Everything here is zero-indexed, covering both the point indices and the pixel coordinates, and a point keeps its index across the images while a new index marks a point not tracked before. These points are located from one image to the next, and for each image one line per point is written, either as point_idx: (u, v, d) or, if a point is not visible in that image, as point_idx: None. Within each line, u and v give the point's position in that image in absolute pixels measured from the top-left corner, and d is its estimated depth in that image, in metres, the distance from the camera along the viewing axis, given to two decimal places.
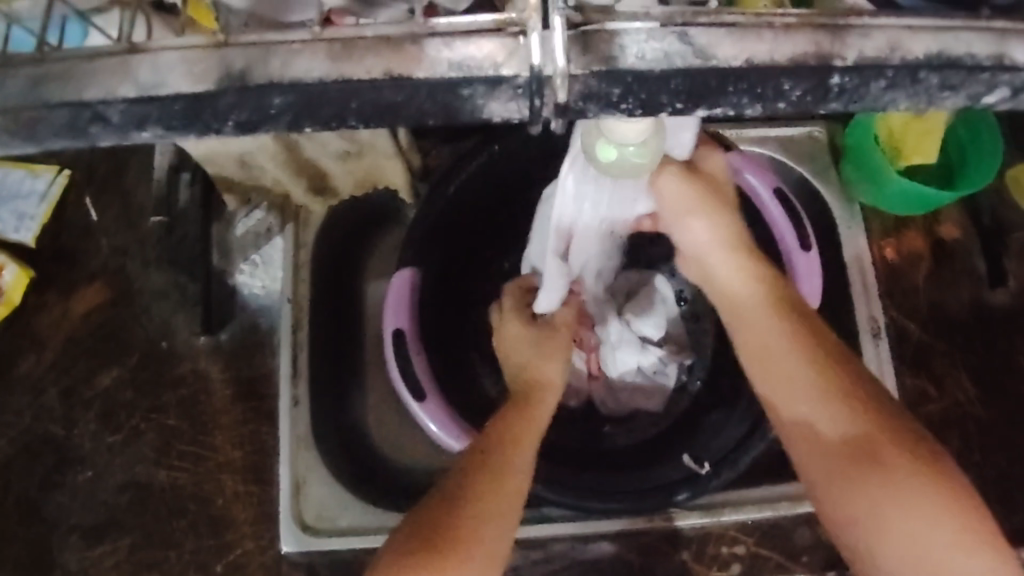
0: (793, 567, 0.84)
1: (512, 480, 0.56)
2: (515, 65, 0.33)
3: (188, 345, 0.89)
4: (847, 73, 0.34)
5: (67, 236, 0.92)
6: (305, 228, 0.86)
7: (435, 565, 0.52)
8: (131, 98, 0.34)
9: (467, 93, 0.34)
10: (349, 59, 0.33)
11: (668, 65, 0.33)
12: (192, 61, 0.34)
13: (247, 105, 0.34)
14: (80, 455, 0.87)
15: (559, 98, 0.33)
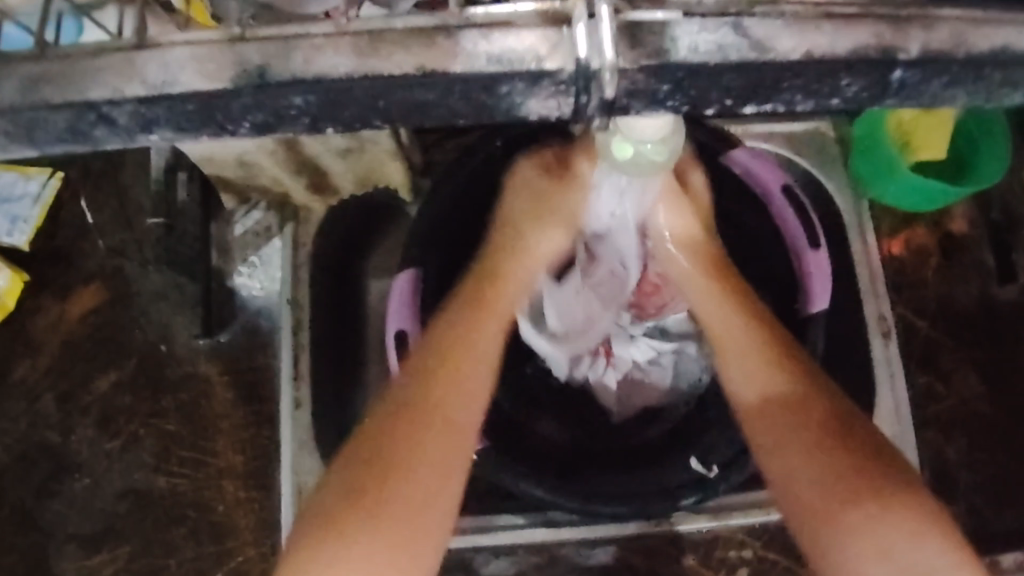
0: (799, 570, 0.82)
1: (463, 375, 0.57)
2: (558, 58, 0.31)
3: (187, 348, 0.87)
4: (910, 68, 0.32)
5: (62, 237, 0.90)
6: (305, 226, 0.85)
7: (377, 489, 0.53)
8: (141, 97, 0.32)
9: (505, 90, 0.32)
10: (376, 54, 0.31)
11: (722, 58, 0.31)
12: (204, 57, 0.32)
13: (262, 108, 0.32)
14: (78, 461, 0.85)
15: (606, 94, 0.31)
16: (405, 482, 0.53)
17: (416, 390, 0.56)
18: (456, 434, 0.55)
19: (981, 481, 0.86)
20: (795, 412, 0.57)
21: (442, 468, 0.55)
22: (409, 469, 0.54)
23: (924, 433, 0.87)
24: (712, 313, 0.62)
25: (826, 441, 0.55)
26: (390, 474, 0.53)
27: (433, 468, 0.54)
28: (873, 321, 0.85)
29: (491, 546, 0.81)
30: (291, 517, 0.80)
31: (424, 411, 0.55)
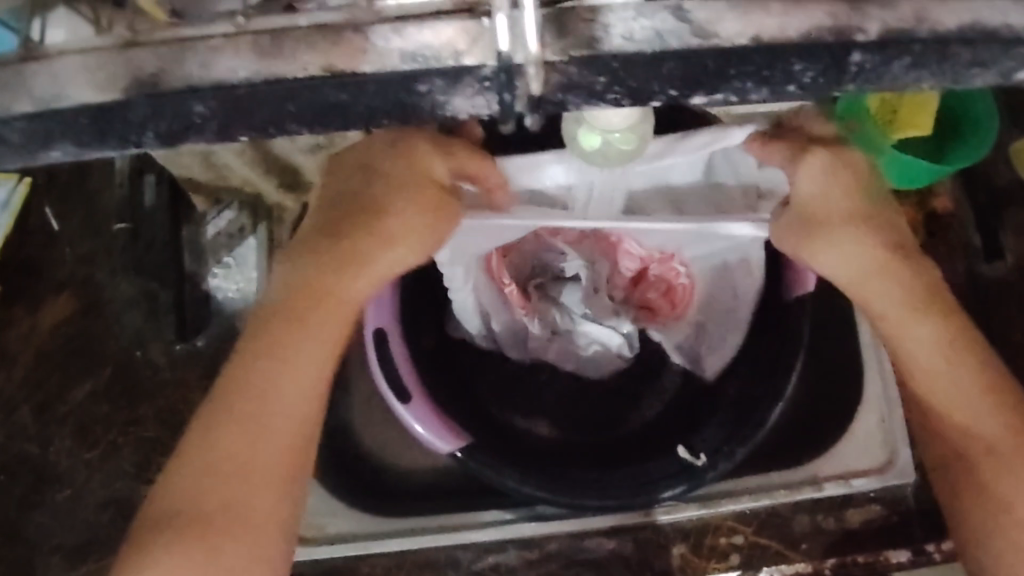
0: (793, 556, 0.81)
1: (296, 353, 0.55)
2: (477, 53, 0.31)
3: (163, 355, 0.85)
4: (869, 50, 0.31)
5: (31, 246, 0.88)
6: (280, 225, 0.85)
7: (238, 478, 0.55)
8: (29, 114, 0.32)
9: (423, 88, 0.31)
10: (279, 56, 0.31)
11: (661, 44, 0.30)
12: (94, 67, 0.32)
13: (167, 115, 0.32)
14: (58, 474, 0.84)
15: (532, 89, 0.31)
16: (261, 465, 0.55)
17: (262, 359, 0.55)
18: (291, 439, 0.56)
19: None
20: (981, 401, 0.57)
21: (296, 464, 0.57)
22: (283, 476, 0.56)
23: None
24: (862, 283, 0.55)
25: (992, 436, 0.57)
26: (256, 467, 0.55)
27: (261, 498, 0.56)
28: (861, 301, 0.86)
29: (480, 543, 0.80)
30: None
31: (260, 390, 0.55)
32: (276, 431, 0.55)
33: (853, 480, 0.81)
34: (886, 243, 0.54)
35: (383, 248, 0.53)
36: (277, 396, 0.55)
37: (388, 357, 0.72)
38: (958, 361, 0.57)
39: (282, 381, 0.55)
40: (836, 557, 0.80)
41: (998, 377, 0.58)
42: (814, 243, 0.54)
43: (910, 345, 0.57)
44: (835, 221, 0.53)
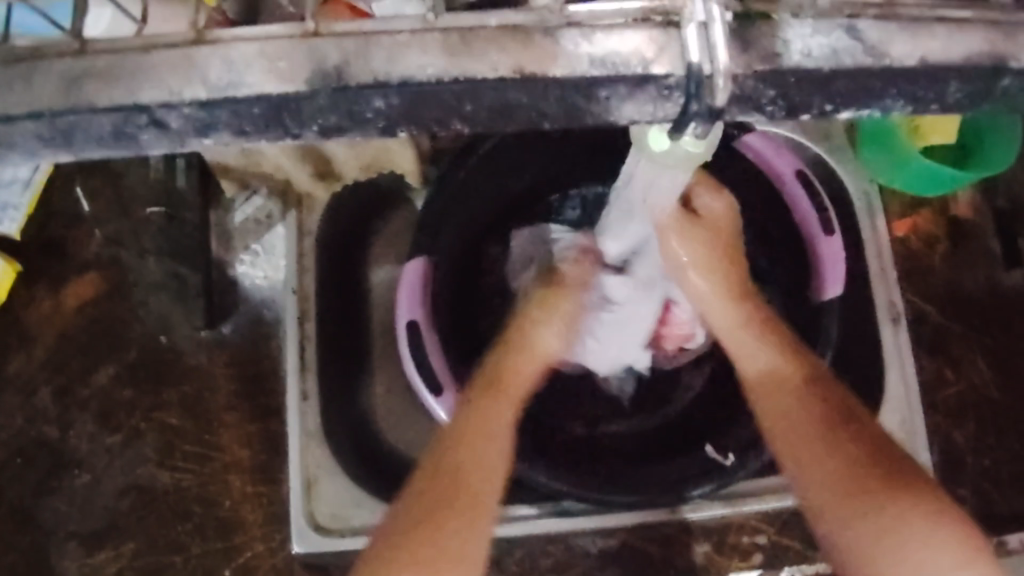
0: (813, 556, 0.85)
1: (513, 386, 0.58)
2: (667, 62, 0.31)
3: (188, 341, 0.84)
4: (1017, 76, 0.32)
5: (55, 225, 0.87)
6: (309, 213, 0.83)
7: (440, 515, 0.53)
8: (202, 100, 0.31)
9: (602, 95, 0.32)
10: (468, 52, 0.31)
11: (837, 63, 0.31)
12: (274, 54, 0.31)
13: (337, 109, 0.31)
14: (78, 458, 0.83)
15: (717, 99, 0.30)
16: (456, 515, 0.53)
17: (476, 391, 0.58)
18: (487, 483, 0.55)
19: (988, 467, 0.86)
20: (828, 446, 0.57)
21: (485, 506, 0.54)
22: (449, 522, 0.53)
23: (935, 417, 0.87)
24: (714, 317, 0.61)
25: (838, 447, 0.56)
26: (439, 510, 0.53)
27: (455, 540, 0.53)
28: (883, 307, 0.85)
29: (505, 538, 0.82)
30: (299, 512, 0.78)
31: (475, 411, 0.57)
32: (476, 478, 0.54)
33: None
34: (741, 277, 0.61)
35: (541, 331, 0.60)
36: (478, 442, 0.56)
37: (421, 351, 0.72)
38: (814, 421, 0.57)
39: (496, 414, 0.56)
40: None
41: (838, 426, 0.57)
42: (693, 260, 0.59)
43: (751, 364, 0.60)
44: (702, 262, 0.60)
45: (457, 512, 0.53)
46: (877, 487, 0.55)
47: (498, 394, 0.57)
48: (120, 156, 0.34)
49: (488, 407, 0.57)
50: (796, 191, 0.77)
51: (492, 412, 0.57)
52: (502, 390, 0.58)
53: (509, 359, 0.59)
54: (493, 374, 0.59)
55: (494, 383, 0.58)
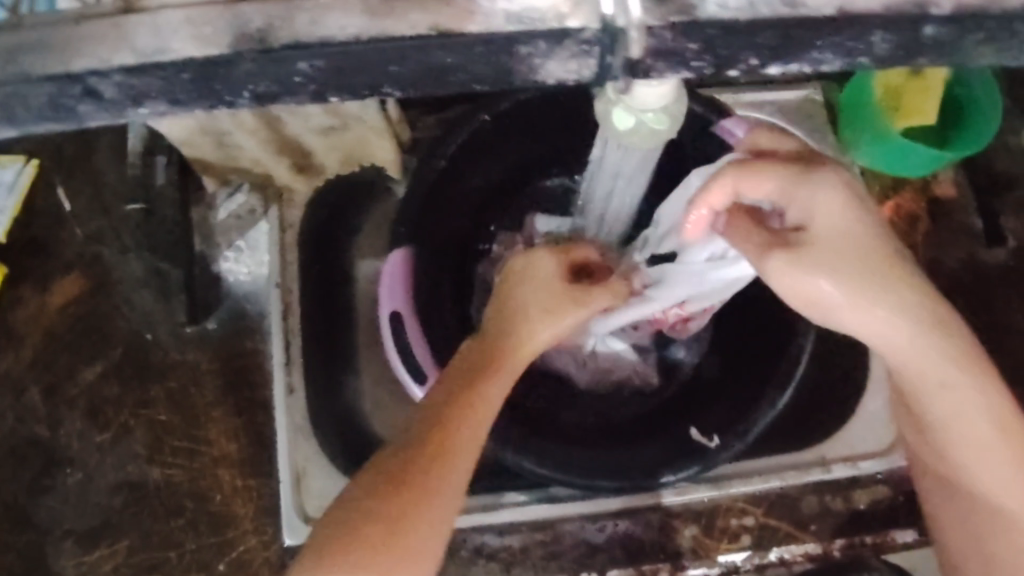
0: (802, 535, 0.85)
1: (510, 359, 0.57)
2: (581, 17, 0.32)
3: (174, 336, 0.85)
4: (944, 24, 0.32)
5: (39, 226, 0.87)
6: (290, 208, 0.85)
7: (402, 498, 0.52)
8: (129, 66, 0.32)
9: (524, 52, 0.33)
10: (390, 16, 0.32)
11: (754, 14, 0.31)
12: (199, 21, 0.32)
13: (267, 76, 0.33)
14: (69, 456, 0.83)
15: (631, 53, 0.32)
16: (420, 503, 0.52)
17: (475, 358, 0.57)
18: (461, 473, 0.54)
19: None
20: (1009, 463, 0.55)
21: (448, 491, 0.53)
22: (416, 492, 0.52)
23: None
24: (887, 349, 0.53)
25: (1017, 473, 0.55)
26: (413, 487, 0.52)
27: (431, 518, 0.52)
28: None
29: (497, 524, 0.84)
30: (290, 503, 0.79)
31: (469, 383, 0.56)
32: (455, 458, 0.54)
33: (860, 463, 0.85)
34: (924, 292, 0.52)
35: (534, 329, 0.58)
36: (470, 422, 0.54)
37: (404, 339, 0.73)
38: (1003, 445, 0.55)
39: (488, 389, 0.56)
40: (843, 536, 0.85)
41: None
42: (850, 287, 0.50)
43: (934, 405, 0.55)
44: (858, 284, 0.50)
45: (439, 476, 0.53)
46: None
47: (489, 364, 0.57)
48: (62, 128, 0.34)
49: (477, 385, 0.56)
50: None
51: (481, 391, 0.55)
52: (499, 365, 0.56)
53: (510, 347, 0.57)
54: (485, 348, 0.58)
55: (493, 353, 0.57)
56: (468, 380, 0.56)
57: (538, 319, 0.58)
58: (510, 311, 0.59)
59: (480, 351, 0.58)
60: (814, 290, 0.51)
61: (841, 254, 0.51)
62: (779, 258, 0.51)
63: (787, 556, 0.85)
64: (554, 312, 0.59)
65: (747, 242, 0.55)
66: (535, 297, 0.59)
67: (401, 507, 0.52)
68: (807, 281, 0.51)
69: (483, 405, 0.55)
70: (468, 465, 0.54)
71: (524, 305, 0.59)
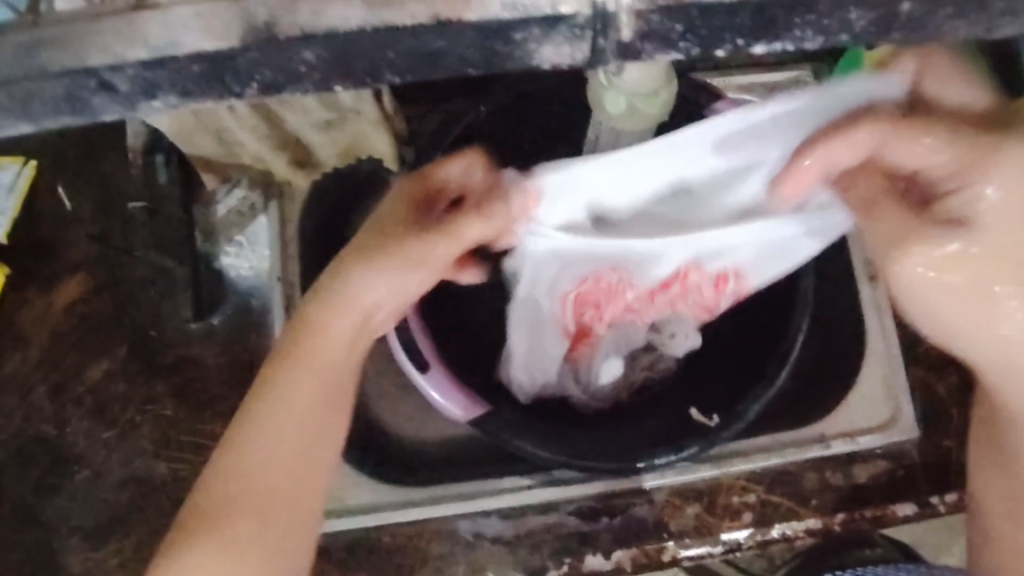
0: (803, 511, 0.86)
1: (332, 329, 0.57)
2: (573, 2, 0.33)
3: (179, 332, 0.86)
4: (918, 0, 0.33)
5: (41, 227, 0.88)
6: (291, 202, 0.86)
7: (226, 460, 0.58)
8: (145, 59, 0.33)
9: (519, 36, 0.33)
10: (389, 6, 0.33)
11: None
12: (209, 14, 0.33)
13: (272, 64, 0.34)
14: (78, 454, 0.84)
15: (623, 36, 0.33)
16: (251, 467, 0.57)
17: (293, 324, 0.59)
18: (313, 446, 0.58)
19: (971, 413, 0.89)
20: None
21: (281, 464, 0.57)
22: (241, 452, 0.57)
23: (919, 372, 0.90)
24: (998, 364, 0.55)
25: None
26: (230, 446, 0.58)
27: (271, 487, 0.57)
28: (860, 264, 0.91)
29: (500, 508, 0.85)
30: None
31: (296, 347, 0.58)
32: (273, 429, 0.57)
33: (858, 438, 0.86)
34: None
35: (360, 282, 0.56)
36: (274, 392, 0.58)
37: (407, 330, 0.73)
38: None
39: (308, 363, 0.58)
40: (844, 511, 0.86)
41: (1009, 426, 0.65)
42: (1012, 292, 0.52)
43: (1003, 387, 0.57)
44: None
45: (256, 444, 0.57)
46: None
47: (306, 348, 0.58)
48: (77, 121, 0.36)
49: (302, 343, 0.58)
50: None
51: (308, 351, 0.58)
52: (302, 343, 0.58)
53: (349, 304, 0.57)
54: (304, 319, 0.58)
55: (299, 334, 0.58)
56: (290, 351, 0.58)
57: (371, 264, 0.56)
58: (344, 256, 0.58)
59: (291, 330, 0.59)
60: (979, 290, 0.52)
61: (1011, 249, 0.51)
62: (957, 245, 0.52)
63: (790, 532, 0.86)
64: (400, 268, 0.56)
65: (886, 216, 0.54)
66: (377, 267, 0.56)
67: (241, 470, 0.57)
68: (948, 253, 0.52)
69: (303, 374, 0.58)
70: (297, 433, 0.58)
71: (365, 245, 0.56)
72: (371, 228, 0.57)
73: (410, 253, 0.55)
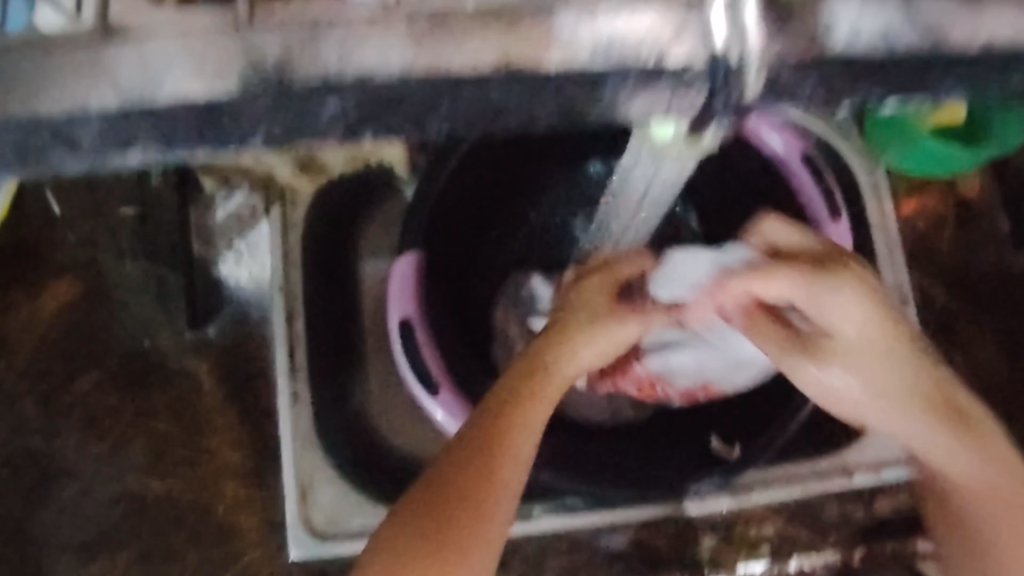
0: (823, 546, 0.83)
1: (554, 383, 0.47)
2: (685, 52, 0.31)
3: (174, 343, 0.82)
4: None
5: (29, 227, 0.83)
6: (293, 207, 0.80)
7: (431, 557, 0.45)
8: (112, 108, 0.30)
9: (610, 87, 0.32)
10: (438, 46, 0.31)
11: (885, 46, 0.31)
12: (201, 53, 0.30)
13: (285, 113, 0.32)
14: (65, 468, 0.80)
15: (747, 94, 0.32)
16: None
17: (499, 408, 0.47)
18: (484, 546, 0.46)
19: None
20: (1005, 472, 0.49)
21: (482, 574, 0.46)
22: (410, 564, 0.45)
23: None
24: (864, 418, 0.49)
25: (1016, 478, 0.49)
26: (449, 531, 0.45)
27: None
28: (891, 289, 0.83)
29: (508, 537, 0.80)
30: (297, 519, 0.76)
31: (491, 441, 0.46)
32: (467, 543, 0.45)
33: (882, 471, 0.82)
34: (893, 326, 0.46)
35: (583, 355, 0.47)
36: (486, 501, 0.46)
37: (414, 346, 0.69)
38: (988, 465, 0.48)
39: (505, 466, 0.46)
40: (864, 547, 0.83)
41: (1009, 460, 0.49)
42: (846, 372, 0.46)
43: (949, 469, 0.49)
44: (872, 351, 0.46)
45: (467, 556, 0.45)
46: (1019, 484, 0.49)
47: (483, 495, 0.46)
48: (26, 170, 0.33)
49: (505, 430, 0.46)
50: (807, 186, 0.74)
51: (512, 444, 0.46)
52: (541, 390, 0.47)
53: (552, 376, 0.47)
54: (509, 387, 0.47)
55: (535, 375, 0.47)
56: (507, 418, 0.46)
57: (587, 342, 0.47)
58: (550, 324, 0.49)
59: (517, 367, 0.48)
60: (827, 389, 0.48)
61: (861, 364, 0.46)
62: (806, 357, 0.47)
63: (808, 566, 0.82)
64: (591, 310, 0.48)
65: (768, 335, 0.48)
66: (597, 341, 0.47)
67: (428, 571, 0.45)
68: (833, 385, 0.47)
69: (516, 465, 0.46)
70: (498, 526, 0.46)
71: (564, 317, 0.48)
72: (574, 296, 0.49)
73: (600, 327, 0.47)
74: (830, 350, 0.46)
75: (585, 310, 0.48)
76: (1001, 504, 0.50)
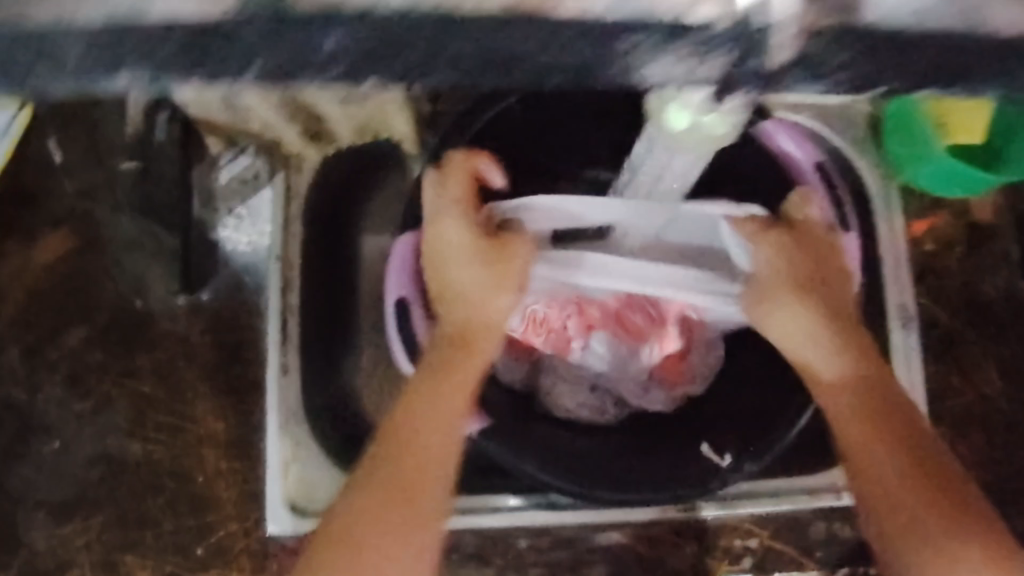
0: (806, 562, 0.82)
1: (462, 371, 0.56)
2: (712, 9, 0.31)
3: (166, 306, 0.81)
4: None
5: (28, 177, 0.82)
6: (297, 175, 0.80)
7: (375, 507, 0.53)
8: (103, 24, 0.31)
9: (628, 47, 0.32)
10: None
11: (920, 23, 0.31)
12: None
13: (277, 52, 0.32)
14: (46, 424, 0.79)
15: (772, 60, 0.31)
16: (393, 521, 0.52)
17: (428, 374, 0.57)
18: (420, 491, 0.54)
19: (993, 475, 0.84)
20: (913, 462, 0.52)
21: (414, 525, 0.53)
22: (374, 513, 0.53)
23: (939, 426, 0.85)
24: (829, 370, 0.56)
25: (928, 478, 0.52)
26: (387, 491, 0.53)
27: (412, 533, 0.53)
28: (894, 309, 0.82)
29: (489, 528, 0.79)
30: (278, 494, 0.75)
31: (408, 418, 0.55)
32: (394, 488, 0.53)
33: None
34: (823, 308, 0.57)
35: (455, 273, 0.58)
36: (413, 450, 0.54)
37: (409, 329, 0.69)
38: (895, 454, 0.53)
39: (417, 427, 0.55)
40: (848, 568, 0.81)
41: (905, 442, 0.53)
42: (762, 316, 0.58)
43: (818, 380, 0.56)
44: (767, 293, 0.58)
45: (393, 505, 0.53)
46: (923, 486, 0.52)
47: (406, 445, 0.55)
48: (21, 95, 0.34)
49: (412, 405, 0.56)
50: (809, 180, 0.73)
51: (417, 415, 0.55)
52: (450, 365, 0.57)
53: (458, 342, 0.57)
54: (428, 370, 0.57)
55: (454, 353, 0.57)
56: (422, 395, 0.56)
57: (463, 266, 0.57)
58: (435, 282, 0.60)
59: (441, 347, 0.58)
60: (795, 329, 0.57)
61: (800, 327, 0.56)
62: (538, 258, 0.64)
63: None
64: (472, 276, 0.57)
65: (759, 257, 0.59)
66: (456, 270, 0.58)
67: (374, 516, 0.52)
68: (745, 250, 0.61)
69: (426, 420, 0.55)
70: (441, 476, 0.55)
71: (437, 273, 0.59)
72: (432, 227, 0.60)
73: (473, 261, 0.57)
74: (762, 299, 0.58)
75: (457, 266, 0.58)
76: (926, 496, 0.51)
